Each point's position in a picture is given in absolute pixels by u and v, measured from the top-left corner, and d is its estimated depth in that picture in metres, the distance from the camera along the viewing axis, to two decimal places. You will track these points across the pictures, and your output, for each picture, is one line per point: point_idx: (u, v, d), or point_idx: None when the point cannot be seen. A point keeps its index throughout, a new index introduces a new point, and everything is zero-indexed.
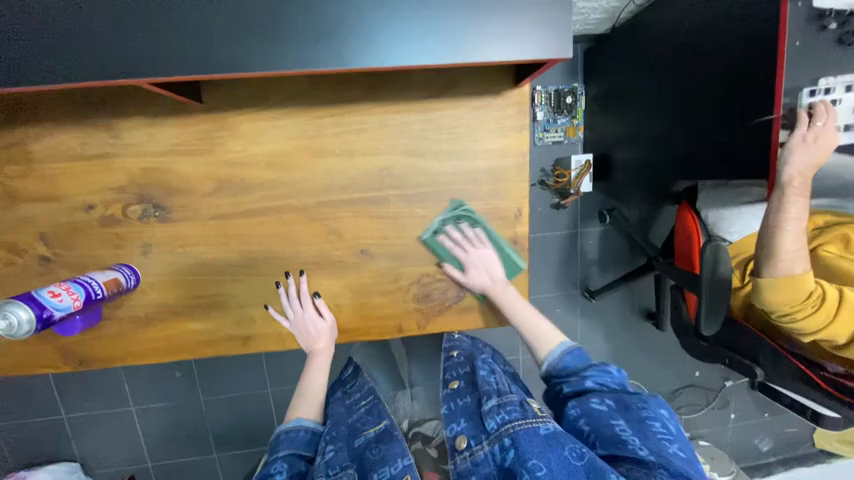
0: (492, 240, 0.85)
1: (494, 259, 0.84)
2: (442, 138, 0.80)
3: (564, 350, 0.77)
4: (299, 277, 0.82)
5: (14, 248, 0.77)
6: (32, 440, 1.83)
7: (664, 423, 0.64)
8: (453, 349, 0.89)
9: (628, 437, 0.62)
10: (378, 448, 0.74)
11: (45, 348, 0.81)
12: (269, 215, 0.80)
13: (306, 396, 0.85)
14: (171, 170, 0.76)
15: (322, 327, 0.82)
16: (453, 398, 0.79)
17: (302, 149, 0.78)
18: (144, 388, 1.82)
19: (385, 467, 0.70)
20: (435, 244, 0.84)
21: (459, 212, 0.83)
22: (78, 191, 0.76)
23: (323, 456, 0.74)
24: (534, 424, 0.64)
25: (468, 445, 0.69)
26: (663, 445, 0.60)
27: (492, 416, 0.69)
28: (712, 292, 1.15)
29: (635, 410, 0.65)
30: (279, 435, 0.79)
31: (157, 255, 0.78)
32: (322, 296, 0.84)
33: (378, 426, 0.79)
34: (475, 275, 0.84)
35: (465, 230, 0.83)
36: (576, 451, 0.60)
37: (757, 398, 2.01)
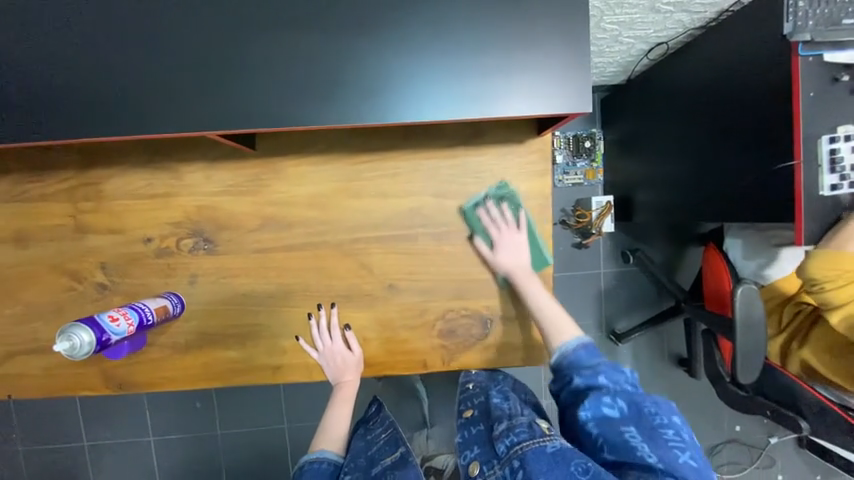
0: (528, 227, 0.86)
1: (524, 245, 0.85)
2: (469, 180, 0.86)
3: (579, 342, 0.77)
4: (330, 309, 0.86)
5: (75, 276, 0.84)
6: (51, 467, 1.84)
7: (678, 432, 0.64)
8: (467, 381, 0.86)
9: (637, 445, 0.61)
10: (393, 476, 0.73)
11: (90, 370, 0.85)
12: (306, 250, 0.85)
13: (330, 428, 0.85)
14: (222, 207, 0.84)
15: (350, 359, 0.85)
16: (466, 426, 0.76)
17: (340, 190, 0.85)
18: (164, 417, 1.84)
19: None
20: (471, 215, 0.85)
21: (503, 193, 0.85)
22: (137, 226, 0.83)
23: None
24: (542, 443, 0.64)
25: (481, 472, 0.67)
26: (674, 454, 0.61)
27: (502, 439, 0.68)
28: (747, 338, 1.10)
29: (648, 419, 0.65)
30: (303, 465, 0.79)
31: (202, 285, 0.84)
32: (351, 329, 0.86)
33: (394, 454, 0.78)
34: (504, 255, 0.84)
35: (505, 210, 0.85)
36: (582, 466, 0.59)
37: (807, 458, 1.84)
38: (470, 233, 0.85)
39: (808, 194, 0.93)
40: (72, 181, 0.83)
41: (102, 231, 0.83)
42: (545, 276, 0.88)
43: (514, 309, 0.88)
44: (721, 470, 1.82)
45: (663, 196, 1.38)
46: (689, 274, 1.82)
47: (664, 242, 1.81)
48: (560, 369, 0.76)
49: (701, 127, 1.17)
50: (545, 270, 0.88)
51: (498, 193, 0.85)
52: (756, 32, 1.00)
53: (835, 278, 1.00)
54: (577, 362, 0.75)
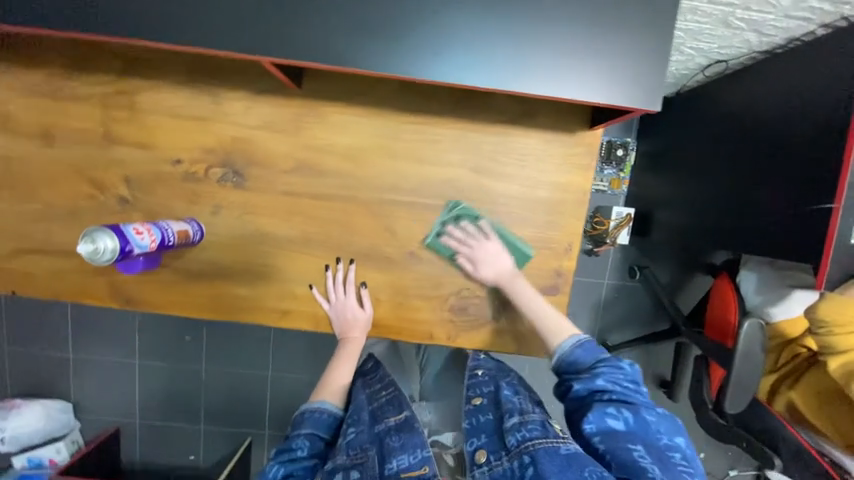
0: (500, 235, 0.84)
1: (501, 252, 0.83)
2: (511, 162, 0.83)
3: (576, 342, 0.77)
4: (348, 266, 0.85)
5: (97, 184, 0.82)
6: (34, 372, 1.86)
7: (682, 455, 0.67)
8: (476, 367, 0.86)
9: (649, 466, 0.63)
10: (398, 435, 0.76)
11: (99, 281, 0.85)
12: (334, 202, 0.84)
13: (331, 380, 0.87)
14: (257, 142, 0.81)
15: (360, 316, 0.85)
16: (474, 413, 0.78)
17: (379, 147, 0.83)
18: (152, 344, 1.85)
19: (404, 454, 0.73)
20: (438, 244, 0.85)
21: (458, 210, 0.84)
22: (168, 145, 0.81)
23: (345, 437, 0.77)
24: (556, 444, 0.66)
25: (488, 460, 0.71)
26: (684, 477, 0.63)
27: (513, 432, 0.71)
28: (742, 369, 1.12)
29: (655, 438, 0.67)
30: (303, 413, 0.82)
31: (225, 217, 0.83)
32: (366, 286, 0.86)
33: (399, 416, 0.80)
34: (485, 269, 0.83)
35: (465, 227, 0.83)
36: (596, 474, 0.62)
37: None
38: (451, 230, 0.84)
39: (838, 242, 0.89)
40: (108, 86, 0.80)
41: (131, 143, 0.81)
42: (565, 271, 0.87)
43: None
44: None
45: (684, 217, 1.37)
46: (690, 300, 1.83)
47: (672, 264, 1.81)
48: (561, 374, 0.77)
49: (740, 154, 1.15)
50: (567, 266, 0.87)
51: (455, 211, 0.83)
52: (831, 67, 0.97)
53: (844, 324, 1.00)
54: (575, 363, 0.76)
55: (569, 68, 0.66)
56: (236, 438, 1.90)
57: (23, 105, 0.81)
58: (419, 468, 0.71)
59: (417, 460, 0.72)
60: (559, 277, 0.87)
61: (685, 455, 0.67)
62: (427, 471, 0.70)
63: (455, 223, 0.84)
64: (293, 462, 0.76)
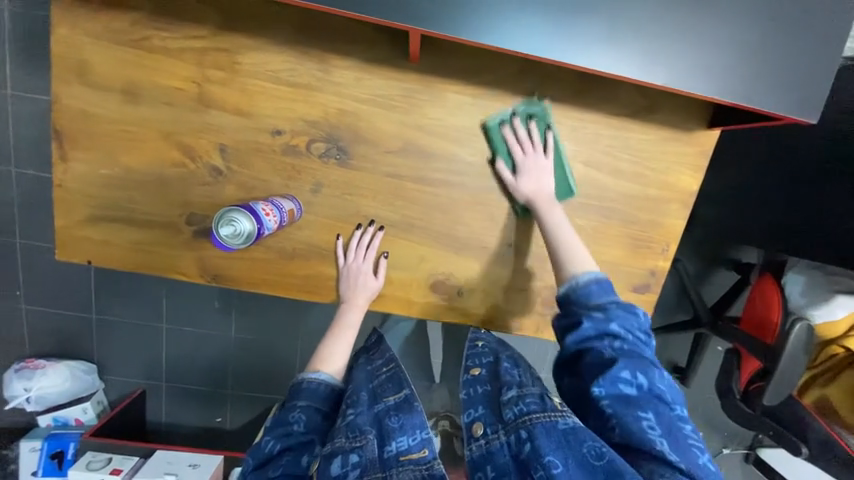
0: (555, 151, 0.79)
1: (548, 170, 0.78)
2: (624, 157, 0.81)
3: (593, 278, 0.74)
4: (375, 231, 0.81)
5: (187, 151, 0.76)
6: (55, 331, 1.80)
7: (691, 427, 0.67)
8: (476, 338, 0.87)
9: (657, 440, 0.63)
10: (398, 417, 0.78)
11: (187, 255, 0.80)
12: (440, 187, 0.80)
13: (324, 350, 0.85)
14: (365, 118, 0.76)
15: (370, 284, 0.82)
16: (472, 384, 0.81)
17: (492, 132, 0.78)
18: (179, 308, 1.81)
19: (404, 436, 0.75)
20: (495, 133, 0.78)
21: (535, 112, 0.77)
22: (269, 113, 0.75)
23: (345, 418, 0.76)
24: (554, 419, 0.68)
25: (484, 433, 0.73)
26: (690, 452, 0.64)
27: (510, 406, 0.73)
28: (791, 355, 1.18)
29: (666, 408, 0.67)
30: (302, 383, 0.81)
31: (325, 196, 0.79)
32: (387, 257, 0.83)
33: (399, 394, 0.82)
34: (527, 180, 0.78)
35: (532, 130, 0.77)
36: (596, 451, 0.62)
37: (748, 472, 2.16)
38: (517, 122, 0.77)
39: None
40: (205, 42, 0.73)
41: (227, 108, 0.75)
42: (658, 271, 0.88)
43: (619, 294, 0.89)
44: None
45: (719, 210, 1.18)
46: (713, 294, 1.88)
47: (699, 257, 1.85)
48: (569, 303, 0.75)
49: (783, 148, 1.02)
50: (661, 266, 0.87)
51: (531, 109, 0.77)
52: None
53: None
54: (588, 296, 0.74)
55: (713, 68, 0.63)
56: (265, 405, 1.92)
57: (107, 57, 0.73)
58: (418, 450, 0.74)
59: (416, 442, 0.75)
60: (652, 276, 0.88)
61: (693, 428, 0.68)
62: (426, 454, 0.73)
63: (525, 120, 0.77)
64: (288, 436, 0.75)
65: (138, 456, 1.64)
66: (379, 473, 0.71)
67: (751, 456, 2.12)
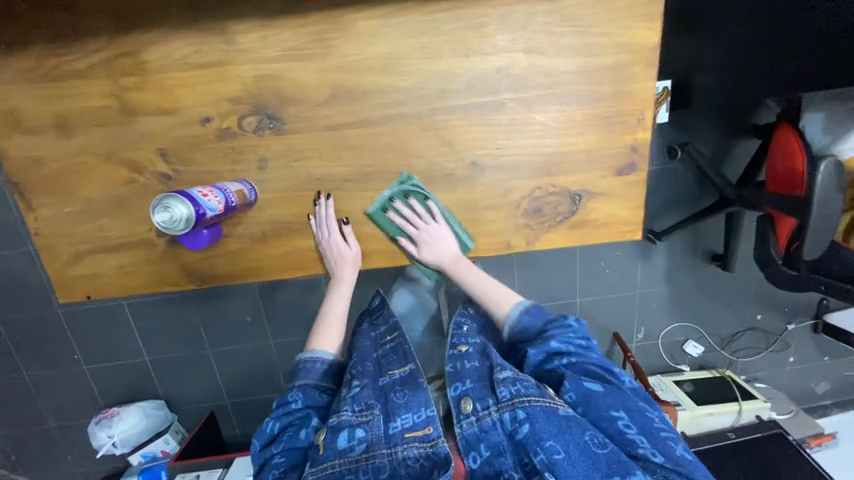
0: (445, 216, 0.83)
1: (448, 236, 0.83)
2: (566, 31, 0.73)
3: (523, 309, 0.85)
4: (328, 201, 0.80)
5: (133, 166, 0.77)
6: (119, 380, 1.96)
7: (664, 419, 0.73)
8: (461, 322, 0.89)
9: (637, 439, 0.67)
10: (403, 392, 0.82)
11: (169, 265, 0.83)
12: (382, 125, 0.77)
13: (326, 331, 0.92)
14: (285, 77, 0.73)
15: (346, 254, 0.82)
16: (459, 359, 0.82)
17: (416, 50, 0.73)
18: (217, 331, 1.91)
19: (409, 413, 0.78)
20: (382, 217, 0.81)
21: (410, 185, 0.80)
22: (192, 103, 0.74)
23: (351, 389, 0.82)
24: (553, 404, 0.71)
25: (474, 409, 0.75)
26: (671, 447, 0.67)
27: (505, 385, 0.75)
28: (823, 201, 1.07)
29: (635, 403, 0.72)
30: (299, 364, 0.88)
31: (273, 170, 0.78)
32: (348, 223, 0.81)
33: (404, 368, 0.86)
34: (429, 251, 0.83)
35: (413, 205, 0.81)
36: (597, 440, 0.66)
37: (818, 342, 2.10)
38: (398, 205, 0.80)
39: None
40: (109, 52, 0.72)
41: (153, 111, 0.74)
42: (640, 145, 0.80)
43: (603, 183, 0.83)
44: (738, 353, 2.10)
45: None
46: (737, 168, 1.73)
47: (712, 132, 1.68)
48: (516, 344, 0.84)
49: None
50: (642, 138, 0.80)
51: (404, 187, 0.79)
52: None
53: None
54: (526, 329, 0.83)
55: None
56: None
57: (28, 97, 0.74)
58: (423, 427, 0.76)
59: (421, 419, 0.77)
60: (634, 153, 0.81)
61: (665, 418, 0.73)
62: (431, 431, 0.75)
63: (403, 200, 0.81)
64: (287, 414, 0.83)
65: (222, 466, 1.79)
66: (386, 448, 0.75)
67: (820, 325, 2.04)
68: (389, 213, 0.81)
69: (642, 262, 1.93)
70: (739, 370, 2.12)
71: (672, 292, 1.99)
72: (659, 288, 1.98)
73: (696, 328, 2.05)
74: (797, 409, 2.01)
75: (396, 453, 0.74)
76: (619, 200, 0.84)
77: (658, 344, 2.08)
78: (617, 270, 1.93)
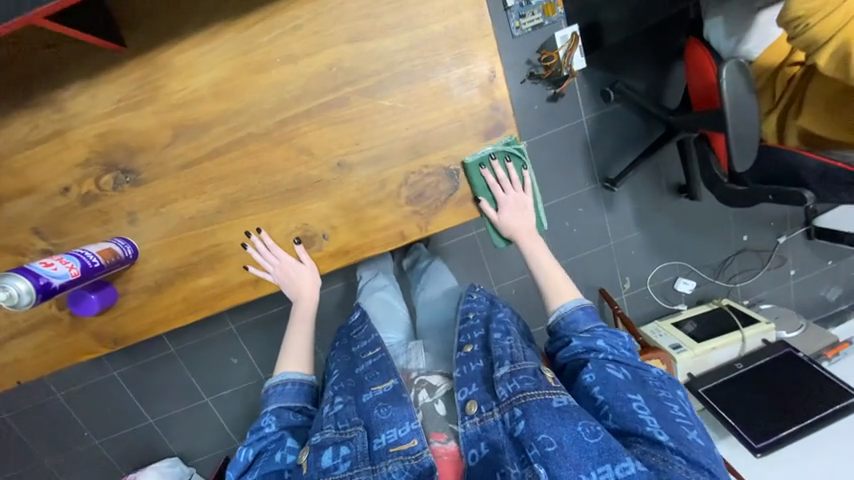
0: (532, 188, 0.83)
1: (528, 206, 0.83)
2: (384, 10, 0.72)
3: (578, 304, 0.78)
4: (260, 235, 0.80)
5: (13, 250, 0.79)
6: (132, 446, 2.01)
7: (680, 408, 0.66)
8: (468, 312, 0.92)
9: (646, 418, 0.62)
10: (387, 408, 0.77)
11: (79, 335, 0.84)
12: (235, 150, 0.76)
13: (292, 351, 0.88)
14: (125, 128, 0.74)
15: (303, 271, 0.82)
16: (466, 362, 0.80)
17: (242, 68, 0.73)
18: (210, 379, 1.93)
19: (394, 428, 0.75)
20: (475, 172, 0.80)
21: (511, 148, 0.80)
22: (50, 177, 0.76)
23: (333, 407, 0.80)
24: (548, 397, 0.66)
25: (478, 410, 0.72)
26: (681, 431, 0.62)
27: (503, 383, 0.72)
28: (736, 104, 1.00)
29: (651, 388, 0.67)
30: (267, 390, 0.84)
31: (144, 220, 0.78)
32: (300, 242, 0.82)
33: (385, 384, 0.82)
34: (510, 217, 0.82)
35: (510, 169, 0.81)
36: (589, 429, 0.61)
37: (816, 248, 1.99)
38: (496, 164, 0.80)
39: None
40: None
41: (17, 193, 0.76)
42: (501, 103, 0.78)
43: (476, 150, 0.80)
44: (735, 279, 1.98)
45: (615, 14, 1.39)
46: (677, 93, 1.64)
47: (642, 66, 1.61)
48: (557, 332, 0.78)
49: None
50: (501, 96, 0.77)
51: (506, 149, 0.79)
52: None
53: (820, 8, 0.82)
54: (575, 324, 0.76)
55: None
56: None
57: None
58: (408, 441, 0.73)
59: (405, 433, 0.73)
60: (497, 112, 0.78)
61: (682, 407, 0.66)
62: (416, 444, 0.72)
63: (502, 161, 0.80)
64: (261, 439, 0.78)
65: None
66: (369, 466, 0.72)
67: (812, 230, 1.92)
68: (485, 169, 0.80)
69: (609, 213, 1.81)
70: (740, 297, 2.02)
71: (648, 235, 1.87)
72: (634, 234, 1.86)
73: (681, 265, 1.94)
74: (808, 323, 1.91)
75: (380, 470, 0.71)
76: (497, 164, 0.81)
77: (647, 289, 1.95)
78: (587, 222, 1.80)
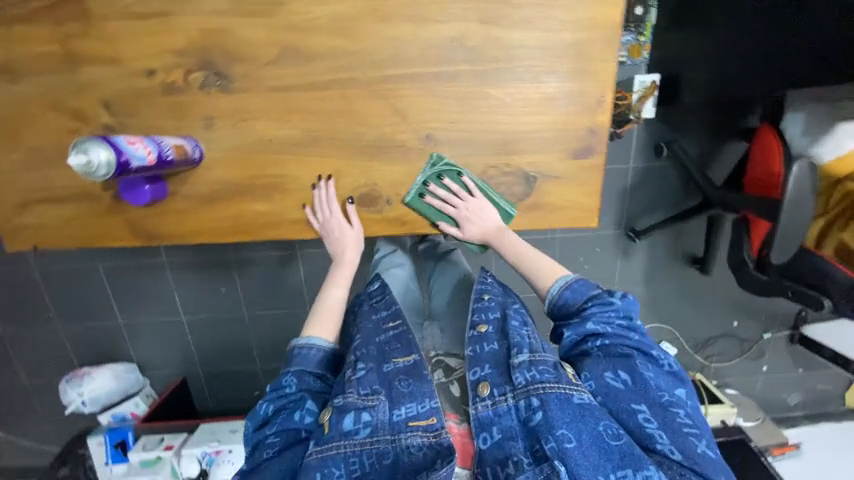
0: (480, 186, 0.81)
1: (485, 207, 0.81)
2: (524, 2, 0.72)
3: (564, 284, 0.79)
4: (328, 182, 0.79)
5: (79, 115, 0.76)
6: (92, 341, 1.91)
7: (686, 412, 0.67)
8: (482, 293, 0.89)
9: (655, 434, 0.64)
10: (408, 381, 0.79)
11: (116, 220, 0.82)
12: (333, 89, 0.75)
13: (320, 312, 0.88)
14: (233, 32, 0.72)
15: (349, 233, 0.80)
16: (479, 341, 0.80)
17: (369, 13, 0.72)
18: (192, 297, 1.87)
19: (414, 402, 0.77)
20: (418, 203, 0.81)
21: (438, 167, 0.79)
22: (139, 55, 0.73)
23: (355, 373, 0.79)
24: (568, 391, 0.68)
25: (491, 394, 0.73)
26: (692, 444, 0.64)
27: (521, 370, 0.72)
28: (791, 207, 1.04)
29: (656, 395, 0.67)
30: (293, 349, 0.83)
31: (220, 129, 0.76)
32: (354, 203, 0.81)
33: (408, 358, 0.83)
34: (471, 229, 0.82)
35: (450, 186, 0.80)
36: (610, 431, 0.64)
37: (794, 353, 2.08)
38: (432, 187, 0.80)
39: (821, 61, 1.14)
40: None
41: (99, 60, 0.73)
42: (598, 128, 0.78)
43: (558, 166, 0.81)
44: (711, 358, 2.06)
45: (703, 73, 1.21)
46: (724, 171, 1.68)
47: (703, 134, 1.64)
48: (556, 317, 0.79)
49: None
50: (600, 121, 0.78)
51: (434, 170, 0.79)
52: None
53: None
54: (565, 305, 0.78)
55: None
56: None
57: None
58: (427, 417, 0.75)
59: (425, 410, 0.75)
60: (592, 136, 0.79)
61: (688, 413, 0.68)
62: (435, 422, 0.74)
63: (437, 181, 0.80)
64: (281, 397, 0.79)
65: (186, 431, 1.68)
66: (389, 435, 0.73)
67: (796, 335, 2.01)
68: (427, 197, 0.80)
69: (622, 261, 1.85)
70: (711, 375, 2.10)
71: (651, 293, 1.93)
72: (638, 288, 1.91)
73: (669, 330, 2.00)
74: (764, 417, 2.00)
75: (399, 441, 0.72)
76: (574, 184, 0.82)
77: None
78: (600, 263, 1.84)
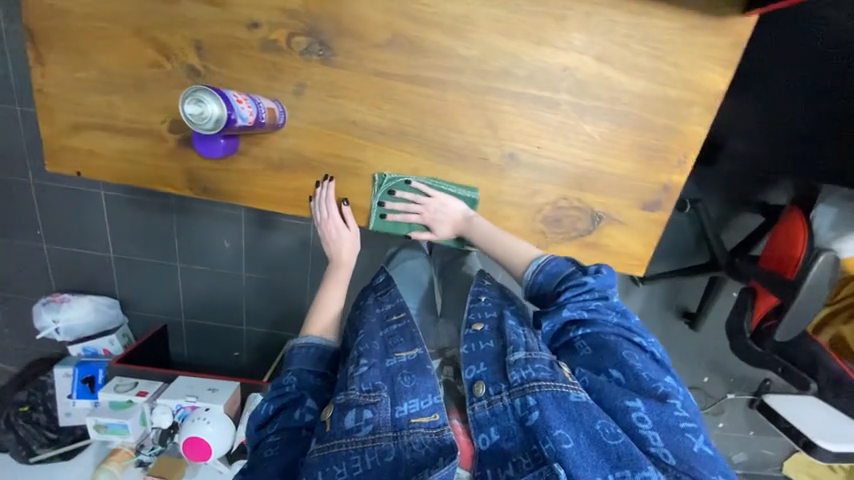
0: (432, 183, 0.79)
1: (445, 203, 0.79)
2: (642, 50, 0.73)
3: (536, 267, 0.74)
4: (327, 183, 0.78)
5: (164, 48, 0.72)
6: (68, 262, 1.56)
7: (682, 404, 0.60)
8: (478, 294, 0.83)
9: (649, 435, 0.56)
10: (411, 377, 0.71)
11: (174, 165, 0.78)
12: (433, 88, 0.74)
13: (320, 314, 0.83)
14: (350, 5, 0.70)
15: (345, 236, 0.81)
16: (474, 339, 0.74)
17: (490, 22, 0.71)
18: (190, 238, 1.50)
19: (417, 399, 0.68)
20: (385, 221, 0.81)
21: (389, 181, 0.78)
22: (246, 4, 0.70)
23: (358, 369, 0.72)
24: (564, 390, 0.61)
25: (486, 392, 0.66)
26: (690, 443, 0.56)
27: (517, 368, 0.66)
28: (810, 290, 1.03)
29: (649, 385, 0.61)
30: (292, 349, 0.77)
31: (309, 98, 0.74)
32: (348, 204, 0.80)
33: (411, 352, 0.76)
34: (441, 227, 0.81)
35: (404, 194, 0.79)
36: (609, 430, 0.56)
37: (750, 417, 2.18)
38: (390, 202, 0.80)
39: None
40: None
41: None
42: (672, 186, 0.81)
43: (625, 212, 0.83)
44: None
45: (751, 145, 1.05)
46: None
47: None
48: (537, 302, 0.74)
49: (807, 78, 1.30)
50: (676, 180, 0.80)
51: (389, 182, 0.78)
52: None
53: None
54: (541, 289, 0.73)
55: None
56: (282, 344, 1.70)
57: None
58: (431, 414, 0.66)
59: (427, 406, 0.67)
60: (663, 192, 0.81)
61: (684, 403, 0.60)
62: (438, 419, 0.65)
63: (394, 193, 0.79)
64: (281, 396, 0.73)
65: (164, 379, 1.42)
66: (392, 433, 0.65)
67: (755, 402, 2.10)
68: (390, 214, 0.81)
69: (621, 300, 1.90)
70: None
71: None
72: None
73: None
74: None
75: (403, 438, 0.63)
76: (633, 232, 0.84)
77: None
78: None
